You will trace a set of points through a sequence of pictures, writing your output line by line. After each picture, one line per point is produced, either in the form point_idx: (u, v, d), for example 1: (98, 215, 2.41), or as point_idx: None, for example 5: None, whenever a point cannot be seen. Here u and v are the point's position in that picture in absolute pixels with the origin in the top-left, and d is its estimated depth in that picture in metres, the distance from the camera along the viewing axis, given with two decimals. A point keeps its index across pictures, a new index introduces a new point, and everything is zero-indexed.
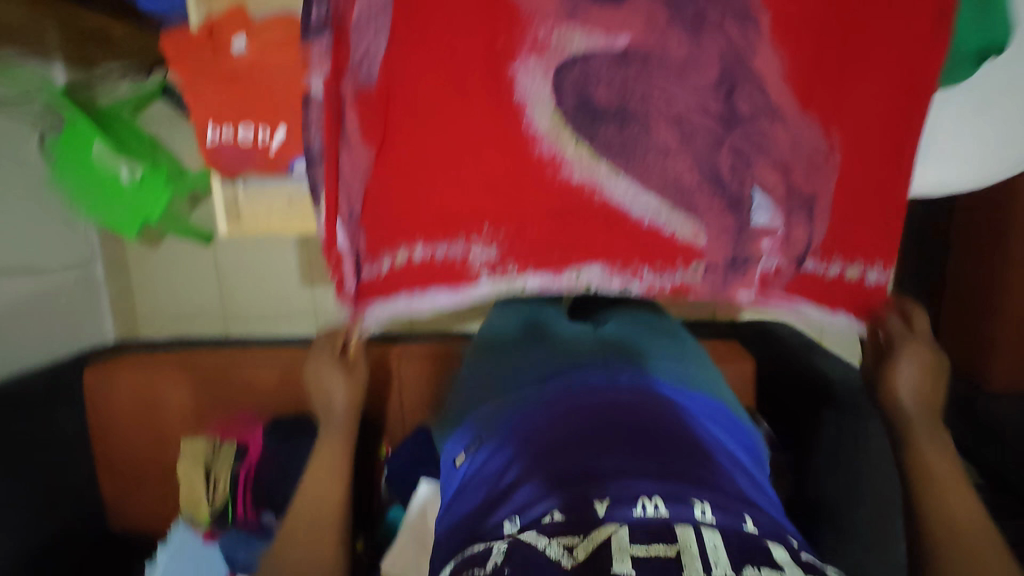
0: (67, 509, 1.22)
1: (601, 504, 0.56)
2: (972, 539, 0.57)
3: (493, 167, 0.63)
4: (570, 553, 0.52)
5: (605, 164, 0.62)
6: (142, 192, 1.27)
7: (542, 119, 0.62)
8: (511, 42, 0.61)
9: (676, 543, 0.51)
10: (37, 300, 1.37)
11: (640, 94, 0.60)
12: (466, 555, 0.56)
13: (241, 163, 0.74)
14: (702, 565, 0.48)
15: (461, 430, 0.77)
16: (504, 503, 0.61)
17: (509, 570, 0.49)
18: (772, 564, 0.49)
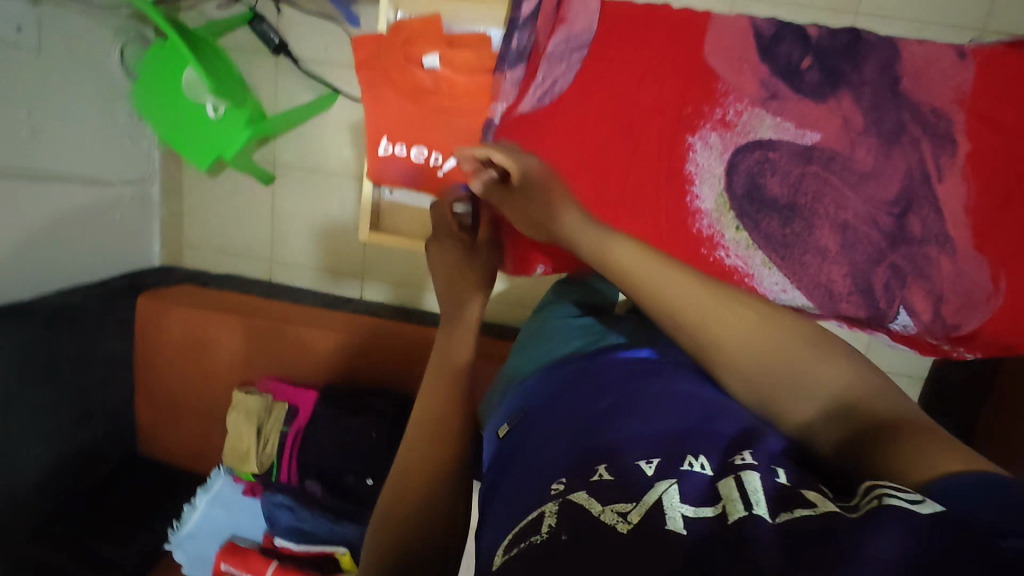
0: (100, 427, 1.24)
1: (649, 465, 0.43)
2: (711, 322, 0.52)
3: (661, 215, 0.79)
4: (623, 518, 0.38)
5: (760, 255, 0.78)
6: (222, 128, 1.24)
7: (709, 197, 0.79)
8: (702, 117, 0.79)
9: (719, 500, 0.38)
10: (95, 212, 1.34)
11: (812, 193, 0.78)
12: (516, 530, 0.42)
13: (406, 176, 0.94)
14: (743, 504, 0.37)
15: (501, 412, 0.64)
16: (534, 472, 0.47)
17: (567, 537, 0.37)
18: (805, 502, 0.37)
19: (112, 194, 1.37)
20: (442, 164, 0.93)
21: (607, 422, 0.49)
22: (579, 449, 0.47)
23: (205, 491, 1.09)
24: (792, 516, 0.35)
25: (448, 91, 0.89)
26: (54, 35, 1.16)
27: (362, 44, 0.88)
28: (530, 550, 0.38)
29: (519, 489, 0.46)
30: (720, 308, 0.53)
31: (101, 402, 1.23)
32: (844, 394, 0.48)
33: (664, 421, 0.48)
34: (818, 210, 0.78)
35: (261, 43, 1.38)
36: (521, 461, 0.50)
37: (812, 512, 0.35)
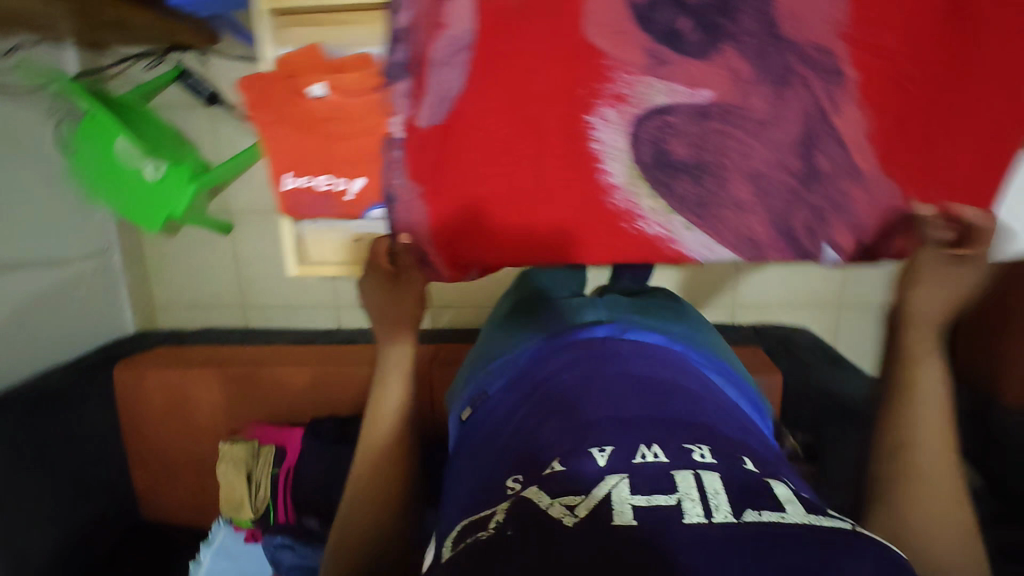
0: (101, 503, 1.24)
1: (601, 453, 0.51)
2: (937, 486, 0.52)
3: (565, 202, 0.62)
4: (572, 511, 0.45)
5: (680, 219, 0.62)
6: (165, 188, 1.24)
7: (617, 170, 0.61)
8: (589, 82, 0.59)
9: (676, 491, 0.46)
10: (58, 294, 1.34)
11: (718, 148, 0.60)
12: (471, 522, 0.50)
13: (318, 208, 0.79)
14: (701, 509, 0.44)
15: (463, 395, 0.80)
16: (492, 465, 0.58)
17: (511, 531, 0.44)
18: (772, 504, 0.44)
19: (73, 272, 1.38)
20: (349, 188, 0.78)
21: (594, 406, 0.58)
22: (527, 435, 0.59)
23: (207, 545, 1.11)
24: (755, 517, 0.42)
25: (341, 115, 0.73)
26: None
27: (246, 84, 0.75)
28: (480, 542, 0.44)
29: (478, 476, 0.59)
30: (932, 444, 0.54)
31: (97, 477, 1.23)
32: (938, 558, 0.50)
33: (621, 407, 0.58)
34: (725, 162, 0.60)
35: (192, 98, 1.39)
36: (484, 443, 0.65)
37: (780, 514, 0.43)
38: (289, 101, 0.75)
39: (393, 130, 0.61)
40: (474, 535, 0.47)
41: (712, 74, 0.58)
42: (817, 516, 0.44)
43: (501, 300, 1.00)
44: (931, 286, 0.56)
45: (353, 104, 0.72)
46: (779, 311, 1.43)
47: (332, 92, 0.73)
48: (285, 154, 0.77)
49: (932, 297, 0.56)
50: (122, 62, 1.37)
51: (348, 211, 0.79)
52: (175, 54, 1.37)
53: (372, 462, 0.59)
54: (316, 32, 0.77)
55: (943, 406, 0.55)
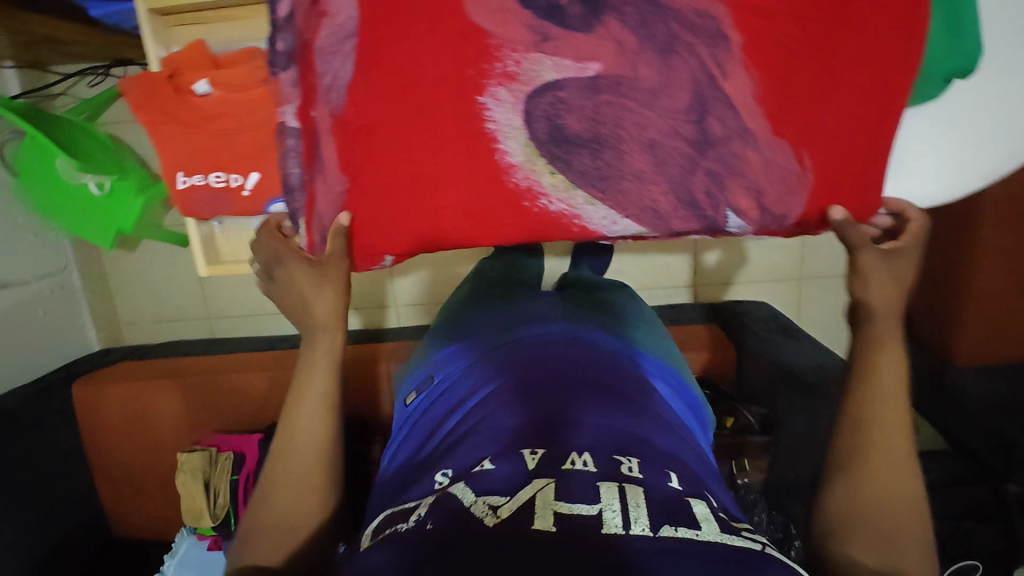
0: (68, 520, 1.25)
1: (533, 456, 0.51)
2: (883, 455, 0.60)
3: (469, 192, 0.62)
4: (494, 511, 0.46)
5: (581, 193, 0.62)
6: (113, 204, 1.25)
7: (514, 150, 0.61)
8: (480, 72, 0.60)
9: (598, 501, 0.46)
10: (17, 314, 1.33)
11: (612, 120, 0.60)
12: (389, 516, 0.51)
13: (215, 203, 0.91)
14: (620, 521, 0.44)
15: (412, 378, 0.75)
16: (429, 468, 0.56)
17: (433, 523, 0.45)
18: (689, 522, 0.45)
19: (30, 292, 1.36)
20: (245, 183, 0.89)
21: (584, 410, 0.56)
22: (490, 428, 0.55)
23: (171, 557, 1.10)
24: (673, 533, 0.43)
25: (229, 112, 0.87)
26: None
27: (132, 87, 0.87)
28: (397, 535, 0.45)
29: (406, 482, 0.57)
30: (888, 450, 0.60)
31: (61, 495, 1.23)
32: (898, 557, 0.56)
33: (596, 411, 0.56)
34: (624, 134, 0.60)
35: None
36: (433, 443, 0.61)
37: (696, 534, 0.43)
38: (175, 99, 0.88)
39: (288, 119, 0.63)
40: (390, 528, 0.48)
41: (597, 47, 0.59)
42: (733, 537, 0.44)
43: (459, 288, 0.93)
44: (875, 278, 0.62)
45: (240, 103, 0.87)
46: (739, 287, 1.43)
47: (218, 92, 0.87)
48: (179, 155, 0.89)
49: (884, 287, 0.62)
50: (65, 80, 1.37)
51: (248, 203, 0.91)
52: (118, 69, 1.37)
53: (299, 448, 0.66)
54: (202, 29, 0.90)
55: (898, 384, 0.62)
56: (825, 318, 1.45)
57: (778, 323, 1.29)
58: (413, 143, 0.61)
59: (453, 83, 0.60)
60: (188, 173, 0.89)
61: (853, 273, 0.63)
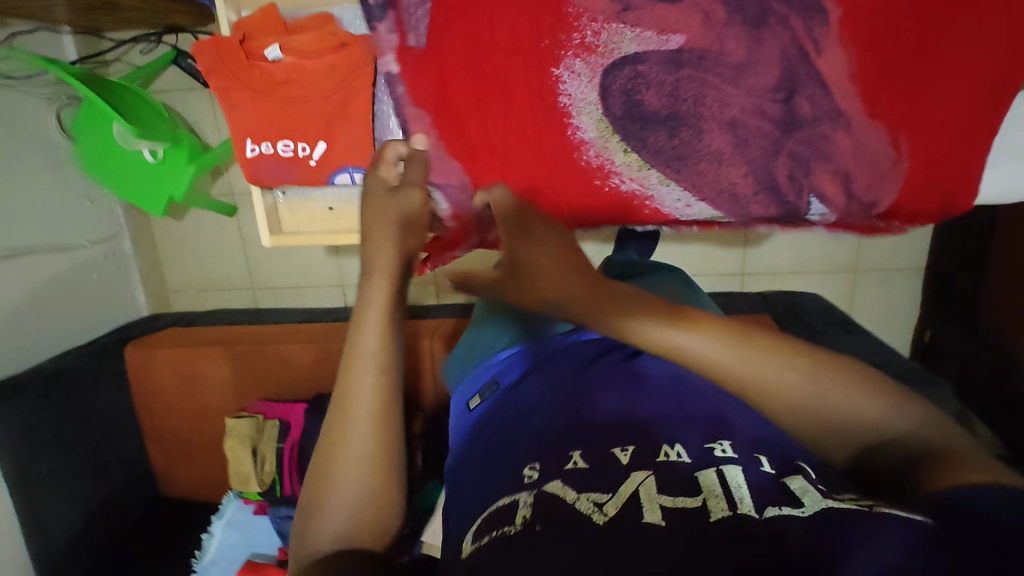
0: (121, 478, 1.30)
1: (624, 452, 0.48)
2: (770, 396, 0.51)
3: (553, 169, 0.73)
4: (600, 508, 0.43)
5: (655, 174, 0.71)
6: (164, 170, 1.27)
7: (590, 127, 0.71)
8: (556, 43, 0.70)
9: (700, 492, 0.43)
10: (70, 279, 1.36)
11: (693, 97, 0.68)
12: (487, 517, 0.48)
13: (281, 172, 0.91)
14: (727, 504, 0.41)
15: (471, 381, 0.72)
16: (499, 464, 0.54)
17: (541, 527, 0.42)
18: (791, 500, 0.41)
19: (83, 257, 1.40)
20: (312, 153, 0.90)
21: (601, 404, 0.55)
22: (543, 432, 0.54)
23: (219, 518, 1.15)
24: (780, 513, 0.40)
25: (298, 78, 0.87)
26: None
27: (203, 52, 0.88)
28: (504, 540, 0.43)
29: (485, 479, 0.54)
30: (753, 362, 0.52)
31: (114, 454, 1.28)
32: (908, 432, 0.47)
33: (654, 400, 0.55)
34: (703, 112, 0.68)
35: (190, 80, 1.37)
36: (493, 437, 0.59)
37: (800, 510, 0.39)
38: (245, 64, 0.88)
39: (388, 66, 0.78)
40: (497, 532, 0.45)
41: (683, 18, 0.66)
42: (838, 503, 0.40)
43: None
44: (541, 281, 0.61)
45: (309, 73, 0.87)
46: (791, 278, 1.38)
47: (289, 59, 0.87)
48: (249, 124, 0.90)
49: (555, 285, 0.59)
50: (118, 47, 1.37)
51: (313, 174, 0.91)
52: (170, 36, 1.36)
53: (358, 404, 0.59)
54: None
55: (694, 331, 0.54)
56: (881, 311, 1.39)
57: (832, 316, 1.24)
58: (506, 116, 0.73)
59: (533, 54, 0.70)
60: (256, 140, 0.90)
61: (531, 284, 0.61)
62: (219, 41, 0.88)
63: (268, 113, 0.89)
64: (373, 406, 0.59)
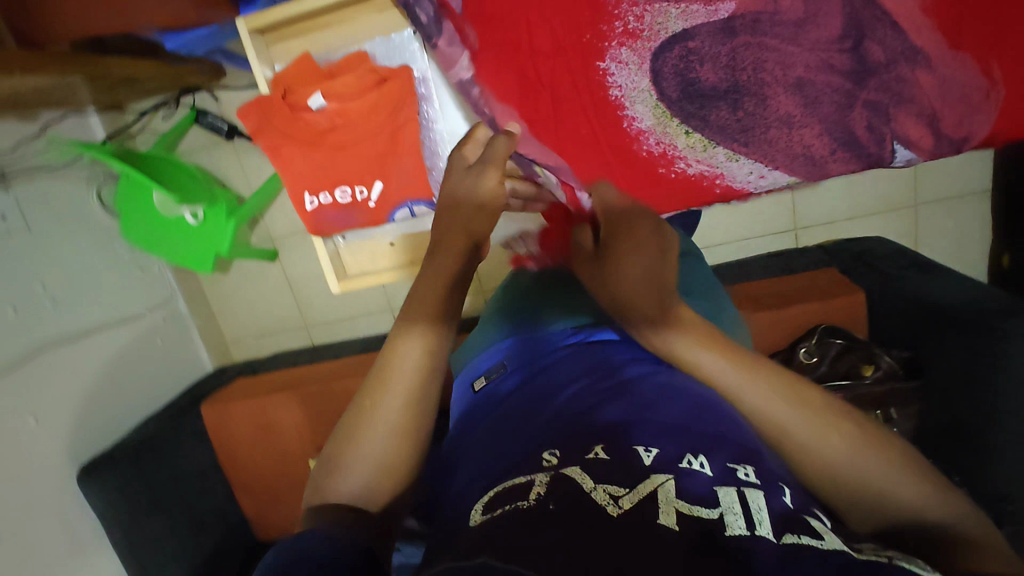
0: (218, 531, 1.33)
1: (648, 453, 0.44)
2: (816, 448, 0.46)
3: (621, 163, 0.78)
4: (615, 501, 0.40)
5: (723, 151, 0.75)
6: (208, 228, 1.29)
7: (648, 116, 0.76)
8: (597, 35, 0.73)
9: (718, 505, 0.39)
10: (137, 349, 1.39)
11: (751, 66, 0.69)
12: (492, 494, 0.45)
13: (342, 217, 0.98)
14: (744, 523, 0.37)
15: (475, 366, 0.70)
16: (510, 443, 0.51)
17: (554, 508, 0.40)
18: (812, 530, 0.37)
19: (146, 324, 1.43)
20: (370, 194, 0.97)
21: (617, 403, 0.51)
22: (553, 423, 0.51)
23: None
24: (796, 541, 0.36)
25: (343, 123, 0.93)
26: (36, 211, 1.20)
27: (251, 115, 0.94)
28: (513, 513, 0.41)
29: (487, 460, 0.51)
30: (813, 417, 0.47)
31: (207, 509, 1.32)
32: (939, 522, 0.43)
33: (675, 399, 0.50)
34: (765, 79, 0.69)
35: (214, 135, 1.38)
36: (493, 428, 0.56)
37: (820, 543, 0.36)
38: (291, 116, 0.94)
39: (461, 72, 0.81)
40: (508, 505, 0.42)
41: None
42: (857, 551, 0.36)
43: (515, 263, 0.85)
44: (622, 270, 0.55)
45: (354, 111, 0.93)
46: (849, 224, 1.32)
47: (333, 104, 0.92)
48: (305, 176, 0.96)
49: (632, 284, 0.54)
50: (141, 117, 1.40)
51: (373, 213, 0.98)
52: (187, 97, 1.38)
53: (397, 377, 0.57)
54: (299, 43, 0.95)
55: (760, 371, 0.49)
56: (950, 243, 1.32)
57: (906, 257, 1.17)
58: (566, 117, 0.77)
59: (578, 50, 0.74)
60: (314, 192, 0.97)
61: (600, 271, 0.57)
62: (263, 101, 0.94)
63: (321, 164, 0.96)
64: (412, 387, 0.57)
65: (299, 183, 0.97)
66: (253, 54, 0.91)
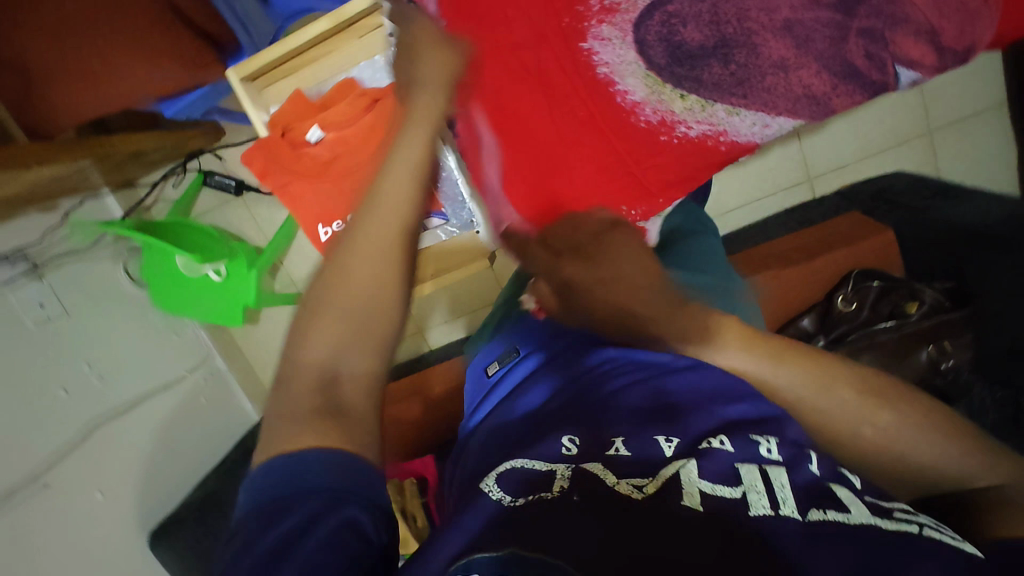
0: None
1: (668, 444, 0.45)
2: (841, 423, 0.47)
3: (619, 144, 0.78)
4: (639, 489, 0.40)
5: (721, 106, 0.74)
6: (232, 282, 1.32)
7: (638, 87, 0.76)
8: (576, 19, 0.75)
9: (741, 483, 0.39)
10: (183, 412, 1.42)
11: (735, 19, 0.71)
12: (509, 472, 0.44)
13: None
14: (769, 501, 0.37)
15: (484, 352, 0.72)
16: (508, 438, 0.52)
17: (579, 497, 0.38)
18: (837, 504, 0.37)
19: (187, 386, 1.45)
20: None
21: (610, 413, 0.50)
22: (547, 424, 0.51)
23: None
24: (823, 517, 0.36)
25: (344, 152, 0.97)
26: (67, 291, 1.24)
27: (256, 156, 0.96)
28: (541, 505, 0.38)
29: (492, 448, 0.52)
30: (835, 395, 0.48)
31: None
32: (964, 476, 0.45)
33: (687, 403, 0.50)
34: (751, 27, 0.71)
35: (223, 193, 1.43)
36: (491, 428, 0.56)
37: (846, 519, 0.36)
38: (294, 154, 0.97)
39: None
40: (534, 497, 0.40)
41: None
42: (889, 520, 0.36)
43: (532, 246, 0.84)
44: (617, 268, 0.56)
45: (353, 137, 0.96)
46: (862, 164, 1.29)
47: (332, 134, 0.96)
48: (314, 209, 0.98)
49: (630, 275, 0.56)
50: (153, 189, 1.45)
51: None
52: (193, 162, 1.43)
53: (388, 200, 0.52)
54: (289, 83, 0.99)
55: (780, 359, 0.51)
56: (972, 164, 1.28)
57: (930, 187, 1.14)
58: (556, 108, 0.78)
59: (559, 35, 0.76)
60: (325, 223, 0.98)
61: (589, 278, 0.57)
62: (262, 143, 0.97)
63: (331, 195, 0.97)
64: (372, 298, 0.48)
65: (308, 217, 0.98)
66: (245, 99, 0.95)
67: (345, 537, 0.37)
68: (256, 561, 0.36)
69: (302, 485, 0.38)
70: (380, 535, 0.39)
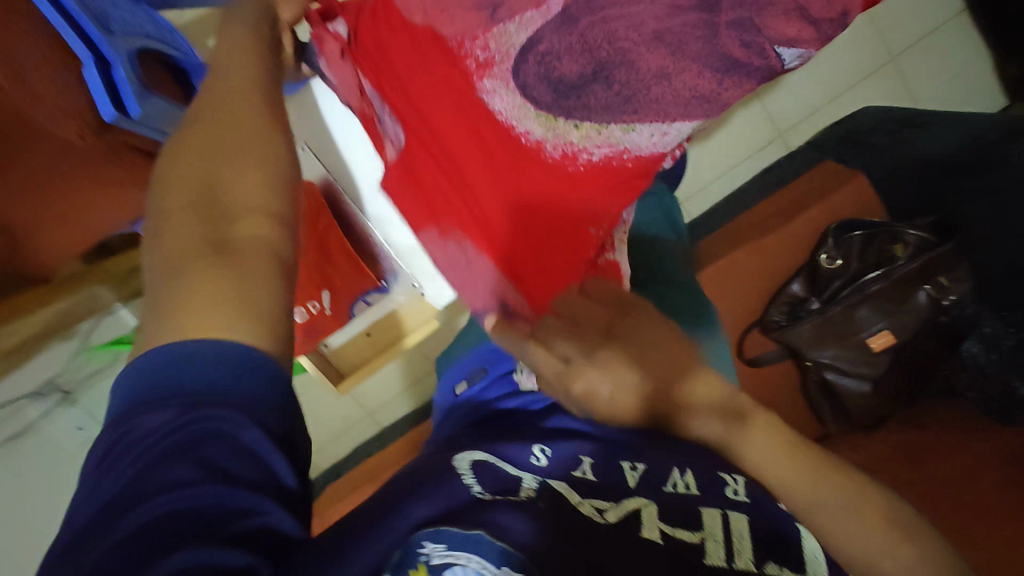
0: None
1: (633, 472, 0.52)
2: (870, 548, 0.54)
3: (542, 189, 0.67)
4: (601, 513, 0.48)
5: (615, 125, 0.62)
6: None
7: (534, 125, 0.65)
8: (464, 77, 0.67)
9: (702, 529, 0.48)
10: None
11: (605, 40, 0.60)
12: (484, 461, 0.54)
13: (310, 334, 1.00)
14: (726, 554, 0.46)
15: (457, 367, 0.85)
16: (482, 438, 0.63)
17: (542, 504, 0.48)
18: (796, 567, 0.48)
19: None
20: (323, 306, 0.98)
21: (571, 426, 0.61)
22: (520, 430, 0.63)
23: None
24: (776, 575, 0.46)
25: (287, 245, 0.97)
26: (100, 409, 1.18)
27: None
28: (506, 502, 0.48)
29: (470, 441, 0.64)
30: (872, 530, 0.54)
31: None
32: None
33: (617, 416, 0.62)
34: (624, 45, 0.60)
35: None
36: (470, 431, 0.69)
37: None
38: None
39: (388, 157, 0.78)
40: (499, 496, 0.49)
41: None
42: None
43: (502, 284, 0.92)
44: (641, 350, 0.55)
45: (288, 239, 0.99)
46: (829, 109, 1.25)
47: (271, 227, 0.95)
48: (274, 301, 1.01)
49: (650, 361, 0.55)
50: None
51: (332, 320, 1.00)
52: None
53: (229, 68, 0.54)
54: None
55: (826, 489, 0.55)
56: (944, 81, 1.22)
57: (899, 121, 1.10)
58: (467, 173, 0.70)
59: (446, 95, 0.68)
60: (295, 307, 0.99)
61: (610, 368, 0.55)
62: None
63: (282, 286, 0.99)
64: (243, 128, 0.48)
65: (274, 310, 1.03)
66: None
67: (257, 445, 0.37)
68: (171, 436, 0.36)
69: (201, 381, 0.37)
70: (281, 424, 0.40)
